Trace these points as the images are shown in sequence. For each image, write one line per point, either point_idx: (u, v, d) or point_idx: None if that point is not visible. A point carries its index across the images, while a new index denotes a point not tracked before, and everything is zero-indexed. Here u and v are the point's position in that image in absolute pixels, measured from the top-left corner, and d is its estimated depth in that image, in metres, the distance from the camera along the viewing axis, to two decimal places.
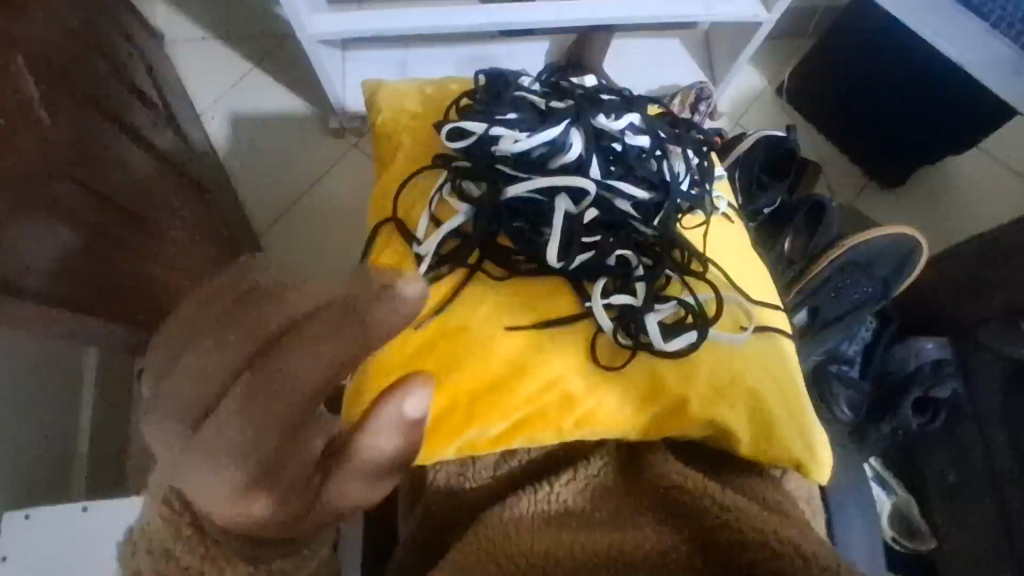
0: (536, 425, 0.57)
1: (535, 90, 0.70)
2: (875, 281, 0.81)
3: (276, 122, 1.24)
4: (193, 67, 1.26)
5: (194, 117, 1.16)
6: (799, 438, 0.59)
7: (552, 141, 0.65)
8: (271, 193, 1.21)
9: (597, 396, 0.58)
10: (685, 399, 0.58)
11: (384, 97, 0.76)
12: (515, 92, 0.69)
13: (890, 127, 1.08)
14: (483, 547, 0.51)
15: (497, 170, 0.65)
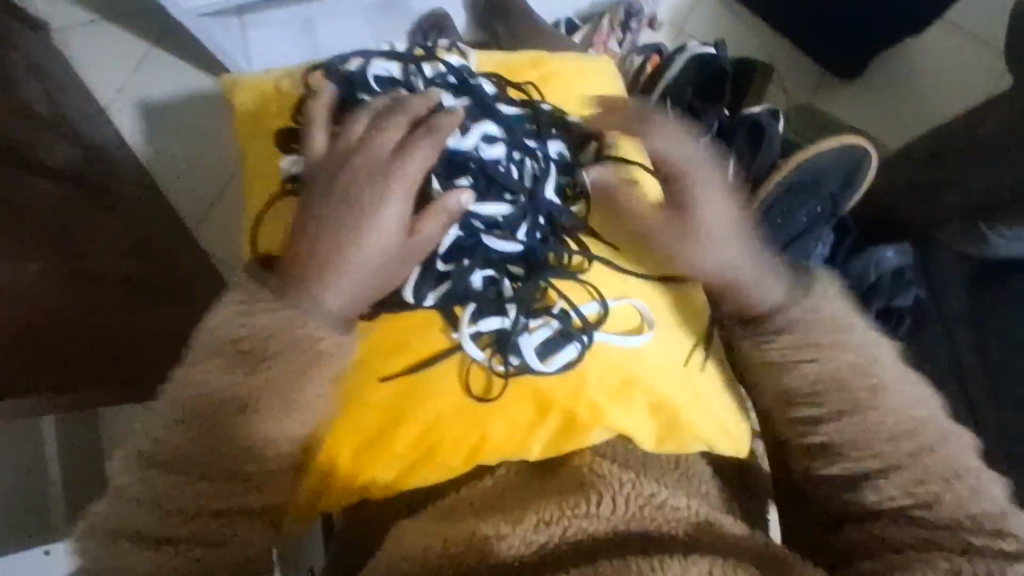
0: (432, 465, 0.56)
1: (386, 80, 0.64)
2: (823, 200, 0.77)
3: (187, 104, 1.14)
4: (84, 55, 1.15)
5: (95, 112, 1.07)
6: (705, 422, 0.59)
7: None
8: (198, 183, 1.13)
9: (483, 425, 0.56)
10: (575, 412, 0.56)
11: (248, 107, 0.72)
12: (364, 84, 0.64)
13: (841, 15, 1.00)
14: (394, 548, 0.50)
15: None
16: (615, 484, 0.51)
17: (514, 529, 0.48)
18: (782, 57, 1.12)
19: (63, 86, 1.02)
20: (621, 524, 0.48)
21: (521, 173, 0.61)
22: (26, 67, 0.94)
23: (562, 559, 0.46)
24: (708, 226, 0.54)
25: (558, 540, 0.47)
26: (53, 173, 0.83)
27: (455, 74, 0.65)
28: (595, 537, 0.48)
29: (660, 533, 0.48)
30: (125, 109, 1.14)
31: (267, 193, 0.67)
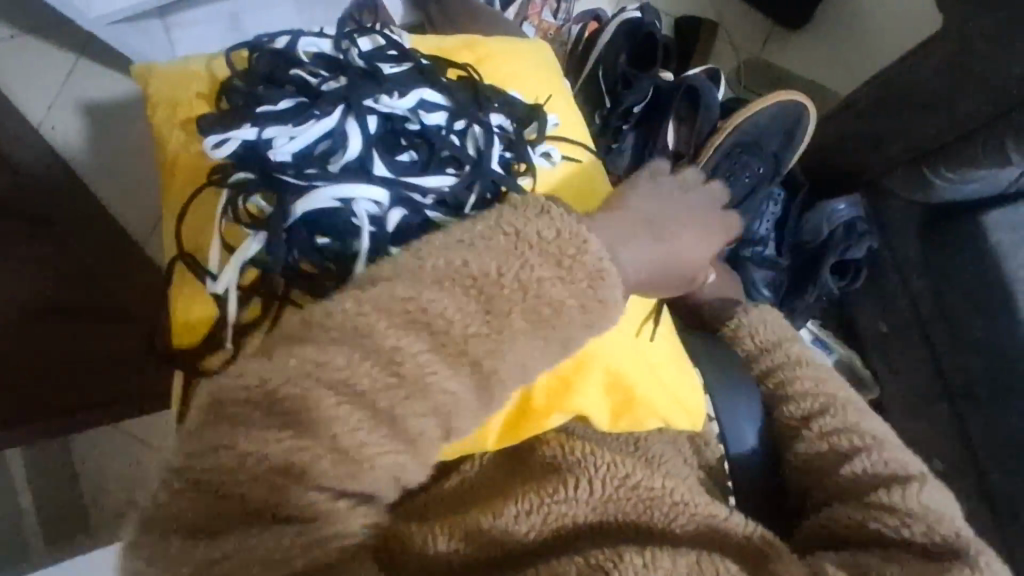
0: None
1: (310, 61, 0.59)
2: (766, 159, 0.78)
3: (125, 114, 1.11)
4: (9, 73, 1.10)
5: (26, 132, 1.03)
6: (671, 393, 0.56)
7: (332, 134, 0.54)
8: (144, 195, 1.10)
9: None
10: (530, 393, 0.51)
11: (157, 87, 0.65)
12: (289, 71, 0.59)
13: None
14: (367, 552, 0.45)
15: (277, 179, 0.52)
16: (595, 466, 0.48)
17: (497, 520, 0.45)
18: (727, 12, 1.10)
19: None
20: (601, 507, 0.46)
21: (464, 143, 0.57)
22: None
23: (545, 549, 0.45)
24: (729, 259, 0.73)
25: (541, 527, 0.45)
26: None
27: (393, 48, 0.62)
28: (577, 523, 0.46)
29: (641, 518, 0.46)
30: (61, 126, 1.10)
31: (187, 180, 0.59)
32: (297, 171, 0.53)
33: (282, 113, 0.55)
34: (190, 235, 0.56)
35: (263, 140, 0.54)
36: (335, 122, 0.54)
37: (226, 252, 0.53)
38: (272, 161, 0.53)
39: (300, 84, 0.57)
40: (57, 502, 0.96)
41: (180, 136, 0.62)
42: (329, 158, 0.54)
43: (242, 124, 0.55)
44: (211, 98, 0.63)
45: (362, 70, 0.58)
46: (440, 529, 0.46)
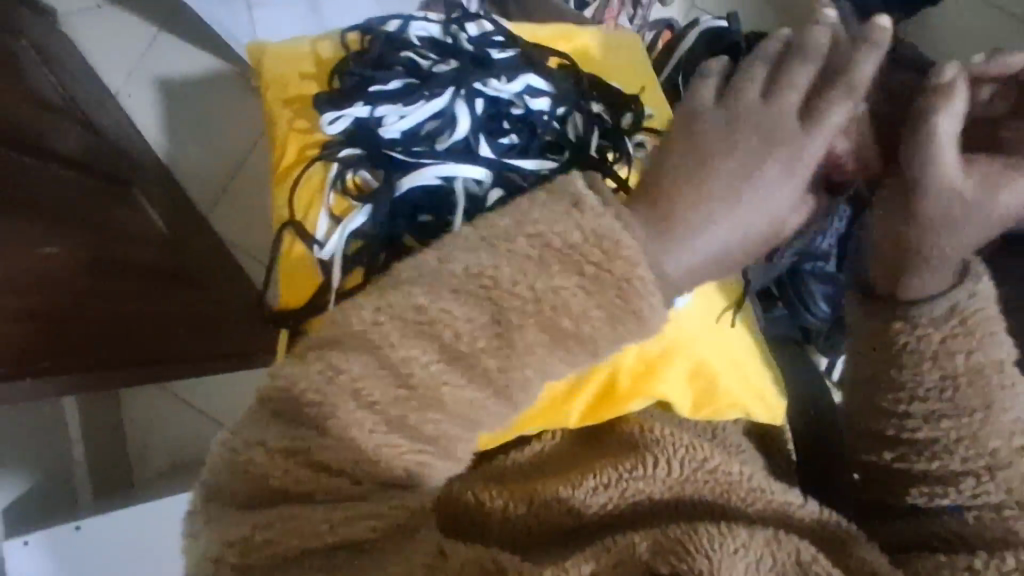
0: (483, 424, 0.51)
1: (421, 45, 0.65)
2: None
3: (198, 89, 1.14)
4: (92, 40, 1.14)
5: (103, 98, 1.06)
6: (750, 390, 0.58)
7: (440, 114, 0.59)
8: (211, 167, 1.13)
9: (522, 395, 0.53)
10: (617, 376, 0.55)
11: (269, 61, 0.73)
12: (400, 51, 0.65)
13: None
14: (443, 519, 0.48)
15: (388, 157, 0.58)
16: (670, 447, 0.49)
17: (576, 492, 0.47)
18: None
19: (69, 70, 1.02)
20: (676, 486, 0.48)
21: (565, 129, 0.60)
22: (31, 53, 0.93)
23: (622, 519, 0.47)
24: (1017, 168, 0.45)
25: (619, 500, 0.47)
26: (64, 160, 0.83)
27: (500, 33, 0.66)
28: (653, 500, 0.47)
29: (715, 500, 0.47)
30: (136, 95, 1.14)
31: (297, 153, 0.66)
32: (406, 148, 0.59)
33: (397, 94, 0.62)
34: (301, 205, 0.63)
35: (374, 118, 0.61)
36: (445, 105, 0.59)
37: (333, 222, 0.60)
38: (386, 140, 0.59)
39: (411, 65, 0.63)
40: (105, 456, 0.99)
41: (290, 113, 0.69)
42: (438, 136, 0.59)
43: (357, 103, 0.62)
44: (319, 75, 0.70)
45: (471, 56, 0.63)
46: (519, 495, 0.48)
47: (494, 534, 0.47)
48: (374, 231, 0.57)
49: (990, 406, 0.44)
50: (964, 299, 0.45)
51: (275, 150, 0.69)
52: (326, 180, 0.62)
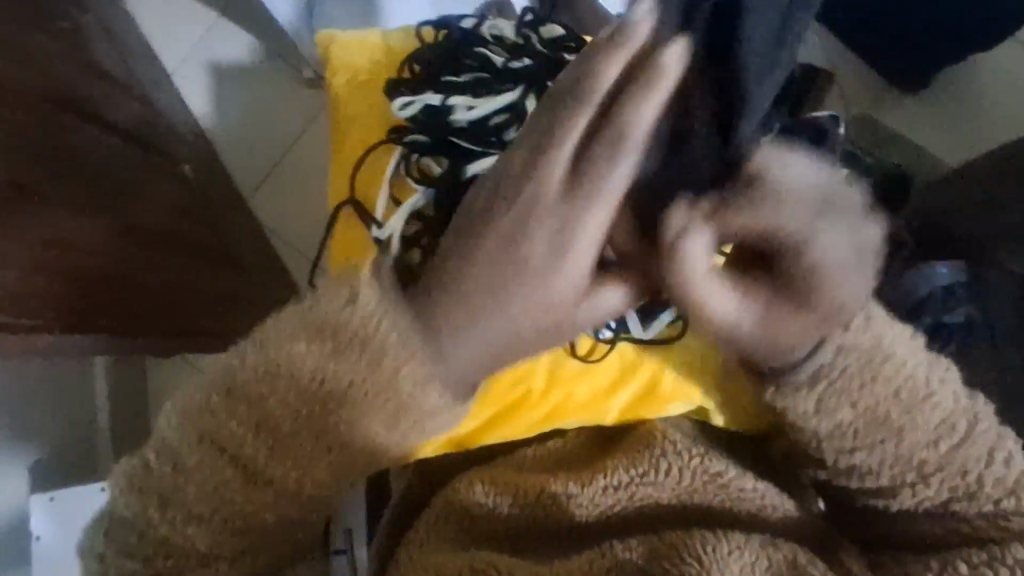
0: (519, 411, 0.56)
1: (497, 46, 0.71)
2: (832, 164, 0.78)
3: (251, 74, 1.16)
4: (153, 20, 1.17)
5: (160, 77, 1.09)
6: None
7: (510, 108, 0.64)
8: (256, 152, 1.16)
9: (563, 387, 0.56)
10: (660, 378, 0.57)
11: (339, 54, 0.80)
12: (475, 49, 0.71)
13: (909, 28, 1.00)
14: (459, 518, 0.54)
15: (453, 144, 0.65)
16: (682, 456, 0.53)
17: (586, 490, 0.52)
18: (841, 63, 1.10)
19: (130, 46, 1.03)
20: (684, 494, 0.52)
21: None
22: (95, 26, 0.94)
23: (625, 523, 0.51)
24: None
25: (624, 504, 0.51)
26: (123, 133, 0.86)
27: (571, 38, 0.70)
28: (660, 504, 0.52)
29: (718, 509, 0.51)
30: (191, 75, 1.16)
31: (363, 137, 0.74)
32: (472, 137, 0.64)
33: (467, 86, 0.68)
34: (363, 187, 0.70)
35: (445, 105, 0.67)
36: (514, 97, 0.64)
37: (393, 205, 0.67)
38: (454, 127, 0.65)
39: (484, 61, 0.69)
40: None
41: (358, 101, 0.76)
42: (504, 127, 0.64)
43: (431, 93, 0.68)
44: (389, 63, 0.78)
45: (546, 57, 0.67)
46: (530, 492, 0.53)
47: (506, 533, 0.52)
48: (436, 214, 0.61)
49: (900, 431, 0.48)
50: (827, 359, 0.48)
51: (340, 131, 0.76)
52: (391, 164, 0.69)
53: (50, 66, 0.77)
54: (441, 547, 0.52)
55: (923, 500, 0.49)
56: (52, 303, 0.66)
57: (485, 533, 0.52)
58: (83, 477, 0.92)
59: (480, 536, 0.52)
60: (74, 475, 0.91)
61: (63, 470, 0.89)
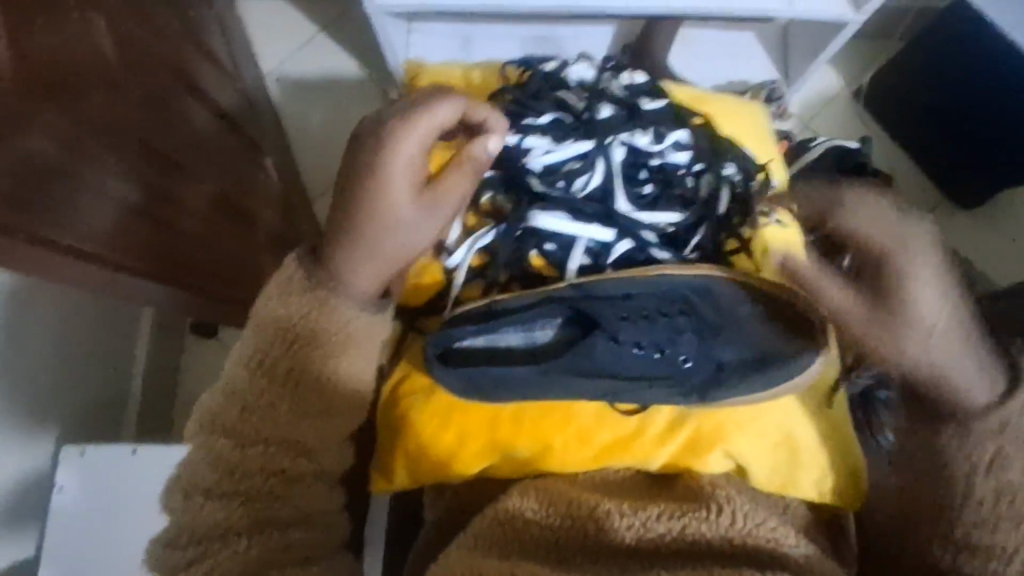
0: (524, 463, 0.57)
1: (575, 90, 0.74)
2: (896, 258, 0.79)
3: (337, 87, 1.22)
4: (258, 26, 1.24)
5: (257, 75, 1.15)
6: (837, 458, 0.60)
7: (584, 155, 0.68)
8: (327, 159, 1.20)
9: (560, 431, 0.56)
10: (678, 436, 0.56)
11: (423, 80, 0.80)
12: (555, 92, 0.74)
13: (974, 146, 1.04)
14: (506, 528, 0.55)
15: (526, 182, 0.66)
16: (737, 500, 0.54)
17: (640, 514, 0.53)
18: (901, 169, 1.14)
19: (238, 47, 1.10)
20: (736, 536, 0.52)
21: (697, 185, 0.70)
22: (215, 22, 1.00)
23: (675, 553, 0.52)
24: (937, 330, 0.60)
25: (677, 535, 0.52)
26: (222, 116, 0.90)
27: (645, 90, 0.76)
28: (708, 542, 0.52)
29: (761, 551, 0.52)
30: (283, 80, 1.22)
31: None
32: (546, 179, 0.66)
33: (546, 128, 0.70)
34: None
35: (521, 146, 0.68)
36: (589, 147, 0.68)
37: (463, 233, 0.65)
38: (527, 167, 0.67)
39: (562, 103, 0.72)
40: (156, 395, 1.02)
41: None
42: (579, 173, 0.67)
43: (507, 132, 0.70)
44: (473, 97, 0.78)
45: (627, 106, 0.73)
46: (592, 507, 0.54)
47: (550, 544, 0.53)
48: (501, 251, 0.63)
49: None
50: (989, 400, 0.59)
51: None
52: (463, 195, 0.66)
53: (181, 54, 0.82)
54: (476, 549, 0.53)
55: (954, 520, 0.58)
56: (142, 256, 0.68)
57: (529, 542, 0.53)
58: (104, 437, 0.93)
59: (526, 549, 0.53)
60: (96, 435, 0.91)
61: (90, 432, 0.90)
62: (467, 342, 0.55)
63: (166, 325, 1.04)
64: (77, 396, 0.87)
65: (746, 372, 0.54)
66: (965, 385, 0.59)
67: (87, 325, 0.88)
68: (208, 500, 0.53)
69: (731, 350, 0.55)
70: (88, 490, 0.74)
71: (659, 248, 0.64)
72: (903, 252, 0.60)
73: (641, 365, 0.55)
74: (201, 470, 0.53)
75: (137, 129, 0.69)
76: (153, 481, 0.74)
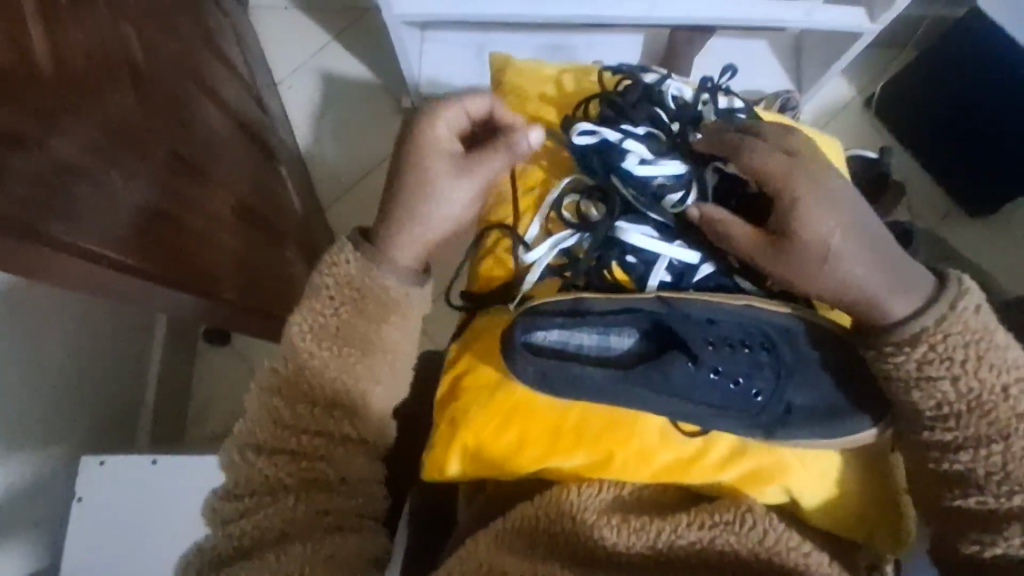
0: (581, 474, 0.57)
1: (672, 107, 0.70)
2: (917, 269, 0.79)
3: (352, 95, 1.22)
4: (272, 33, 1.24)
5: (271, 83, 1.15)
6: (889, 504, 0.58)
7: (677, 175, 0.63)
8: (342, 167, 1.20)
9: (625, 446, 0.56)
10: (738, 460, 0.56)
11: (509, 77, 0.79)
12: (654, 104, 0.70)
13: (986, 154, 1.04)
14: (535, 527, 0.54)
15: (614, 191, 0.63)
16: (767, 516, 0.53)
17: (669, 524, 0.53)
18: (914, 178, 1.14)
19: (253, 55, 1.10)
20: (762, 551, 0.51)
21: None
22: (230, 30, 1.00)
23: (700, 563, 0.52)
24: (840, 249, 0.51)
25: (707, 544, 0.52)
26: (240, 124, 0.90)
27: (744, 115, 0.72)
28: (735, 555, 0.52)
29: (786, 564, 0.51)
30: (298, 89, 1.22)
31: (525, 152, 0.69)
32: (637, 193, 0.62)
33: (643, 138, 0.65)
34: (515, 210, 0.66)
35: (619, 149, 0.64)
36: (684, 169, 0.63)
37: (543, 235, 0.64)
38: (618, 173, 0.63)
39: (658, 117, 0.68)
40: (169, 405, 1.01)
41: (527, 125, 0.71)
42: (670, 189, 0.63)
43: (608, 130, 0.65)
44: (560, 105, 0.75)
45: None
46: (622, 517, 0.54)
47: (576, 546, 0.53)
48: (585, 257, 0.61)
49: None
50: (932, 325, 0.52)
51: None
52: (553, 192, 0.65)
53: (201, 62, 0.81)
54: (503, 547, 0.53)
55: (948, 500, 0.53)
56: (164, 263, 0.67)
57: (556, 544, 0.53)
58: (117, 447, 0.92)
59: (553, 551, 0.53)
60: (110, 444, 0.91)
61: (104, 441, 0.89)
62: (545, 335, 0.53)
63: (179, 335, 1.03)
64: (92, 403, 0.86)
65: (819, 425, 0.55)
66: (876, 303, 0.52)
67: (101, 334, 0.87)
68: (259, 455, 0.54)
69: (803, 395, 0.57)
70: (106, 501, 0.73)
71: (743, 276, 0.61)
72: (790, 189, 0.51)
73: (717, 394, 0.55)
74: (251, 424, 0.55)
75: (160, 137, 0.69)
76: (185, 492, 0.74)
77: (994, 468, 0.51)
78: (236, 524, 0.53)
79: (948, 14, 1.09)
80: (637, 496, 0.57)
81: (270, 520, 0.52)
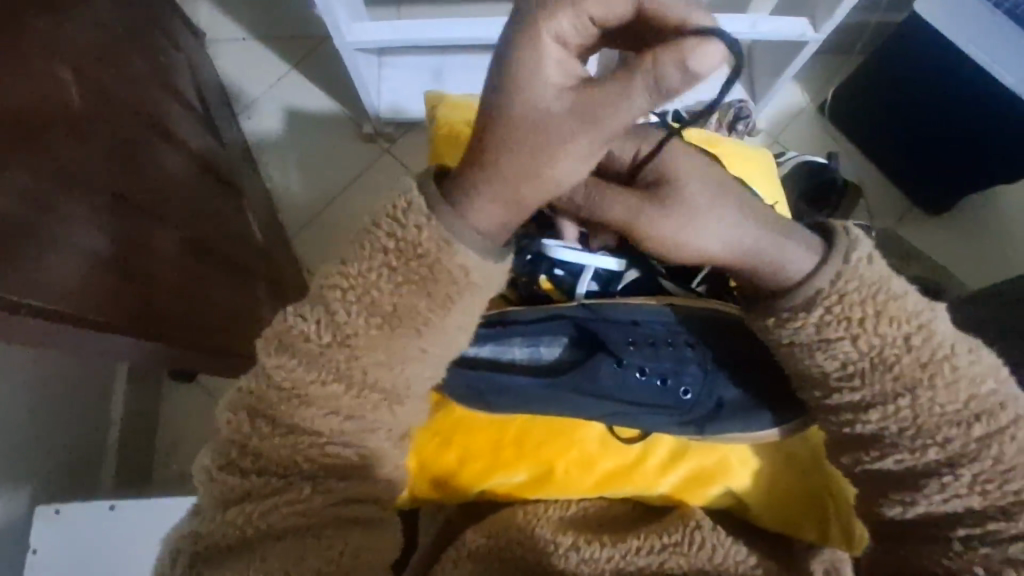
0: (528, 488, 0.58)
1: None
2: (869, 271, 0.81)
3: (314, 123, 1.22)
4: (232, 66, 1.24)
5: (230, 115, 1.15)
6: (835, 501, 0.59)
7: None
8: (305, 195, 1.20)
9: (565, 456, 0.58)
10: (675, 462, 0.59)
11: (441, 109, 0.85)
12: None
13: (939, 154, 1.06)
14: (489, 556, 0.53)
15: None
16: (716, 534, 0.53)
17: (618, 548, 0.52)
18: (869, 179, 1.16)
19: (211, 88, 1.09)
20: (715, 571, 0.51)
21: None
22: (186, 63, 1.00)
23: None
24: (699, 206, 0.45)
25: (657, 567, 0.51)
26: (196, 158, 0.89)
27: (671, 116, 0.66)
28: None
29: None
30: (257, 120, 1.22)
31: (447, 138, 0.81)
32: None
33: None
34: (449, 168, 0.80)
35: None
36: None
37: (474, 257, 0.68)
38: None
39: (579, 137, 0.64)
40: (135, 446, 0.99)
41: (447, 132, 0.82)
42: None
43: None
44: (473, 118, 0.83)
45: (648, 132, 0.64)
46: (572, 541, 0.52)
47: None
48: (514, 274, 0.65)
49: None
50: (855, 283, 0.49)
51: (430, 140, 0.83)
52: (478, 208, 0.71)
53: (152, 99, 0.81)
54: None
55: (875, 469, 0.50)
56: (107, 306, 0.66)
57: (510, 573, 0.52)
58: (79, 493, 0.90)
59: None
60: (71, 490, 0.88)
61: (65, 488, 0.87)
62: (474, 350, 0.58)
63: (143, 372, 1.01)
64: (52, 449, 0.84)
65: (745, 414, 0.57)
66: (779, 266, 0.48)
67: (59, 378, 0.85)
68: (215, 456, 0.49)
69: (733, 388, 0.58)
70: (60, 552, 0.71)
71: (667, 278, 0.65)
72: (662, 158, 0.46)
73: (646, 392, 0.57)
74: (246, 392, 0.48)
75: (108, 180, 0.68)
76: (142, 536, 0.72)
77: (915, 427, 0.48)
78: (236, 507, 0.47)
79: (892, 20, 1.12)
80: (587, 511, 0.58)
81: (266, 517, 0.47)
